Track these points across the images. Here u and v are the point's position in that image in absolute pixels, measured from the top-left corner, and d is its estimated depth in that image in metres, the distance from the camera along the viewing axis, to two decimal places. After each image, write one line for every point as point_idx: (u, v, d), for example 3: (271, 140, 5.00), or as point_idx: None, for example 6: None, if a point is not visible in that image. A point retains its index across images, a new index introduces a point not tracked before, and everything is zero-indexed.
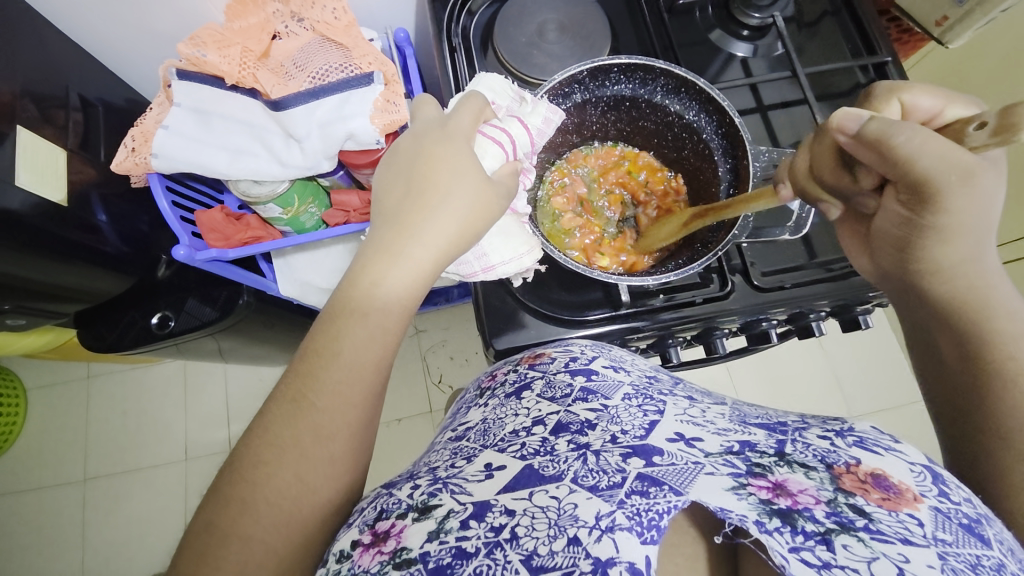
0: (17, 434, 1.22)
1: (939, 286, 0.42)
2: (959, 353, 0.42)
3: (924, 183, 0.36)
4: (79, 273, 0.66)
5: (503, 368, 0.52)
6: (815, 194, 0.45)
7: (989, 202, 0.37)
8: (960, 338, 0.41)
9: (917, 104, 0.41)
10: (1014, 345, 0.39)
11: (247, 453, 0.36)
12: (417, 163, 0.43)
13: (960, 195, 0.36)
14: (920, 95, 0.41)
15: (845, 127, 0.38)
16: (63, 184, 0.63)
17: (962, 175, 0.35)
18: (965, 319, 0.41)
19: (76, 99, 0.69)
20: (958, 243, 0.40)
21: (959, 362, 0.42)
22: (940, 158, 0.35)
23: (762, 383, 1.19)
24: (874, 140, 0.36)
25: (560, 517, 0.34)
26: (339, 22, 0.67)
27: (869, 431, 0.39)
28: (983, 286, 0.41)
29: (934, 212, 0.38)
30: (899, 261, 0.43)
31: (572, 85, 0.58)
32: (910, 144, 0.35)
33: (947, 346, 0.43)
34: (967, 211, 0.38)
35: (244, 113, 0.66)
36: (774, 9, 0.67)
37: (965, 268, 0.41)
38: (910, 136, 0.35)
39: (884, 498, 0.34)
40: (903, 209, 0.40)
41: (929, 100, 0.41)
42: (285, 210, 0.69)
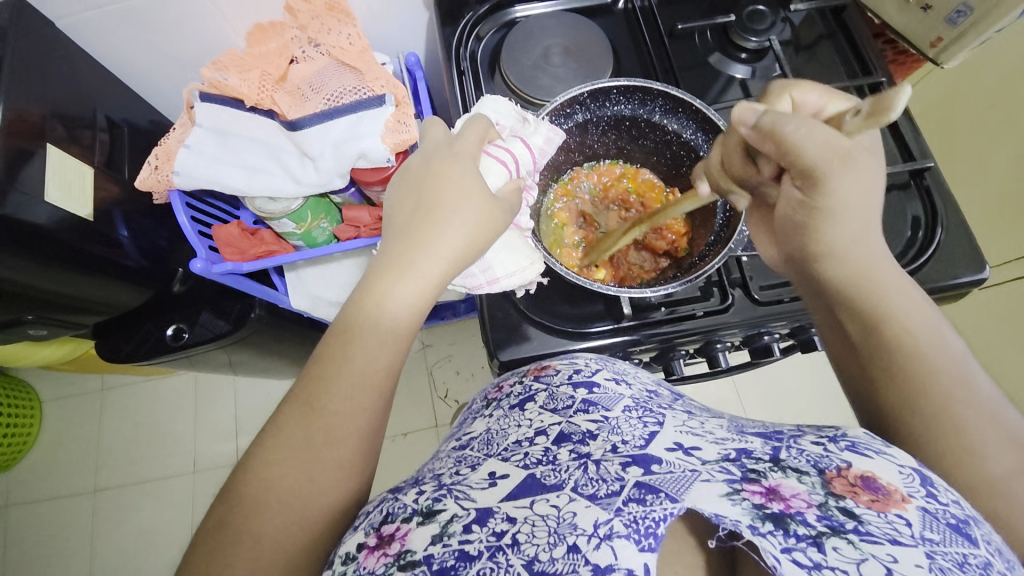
0: (30, 444, 1.24)
1: (831, 268, 0.44)
2: (859, 328, 0.43)
3: (813, 169, 0.42)
4: (99, 285, 0.68)
5: (508, 380, 0.53)
6: (725, 187, 0.52)
7: (865, 182, 0.43)
8: (858, 314, 0.43)
9: (806, 100, 0.45)
10: (907, 320, 0.41)
11: (261, 456, 0.37)
12: (426, 181, 0.45)
13: (841, 173, 0.42)
14: (807, 91, 0.45)
15: (745, 120, 0.44)
16: (89, 201, 0.66)
17: (839, 158, 0.42)
18: (859, 294, 0.43)
19: (103, 120, 0.73)
20: (847, 223, 0.44)
21: (859, 336, 0.43)
22: (824, 145, 0.41)
23: (769, 399, 1.18)
24: (768, 130, 0.42)
25: (560, 524, 0.35)
26: (354, 47, 0.70)
27: (860, 436, 0.39)
28: (875, 266, 0.44)
29: (823, 192, 0.43)
30: (801, 245, 0.46)
31: (573, 106, 0.60)
32: (798, 134, 0.41)
33: (849, 328, 0.43)
34: (847, 192, 0.43)
35: (261, 133, 0.69)
36: (770, 33, 0.70)
37: (854, 249, 0.44)
38: (797, 127, 0.41)
39: (873, 500, 0.34)
40: (797, 191, 0.45)
41: (815, 96, 0.45)
42: (298, 225, 0.72)
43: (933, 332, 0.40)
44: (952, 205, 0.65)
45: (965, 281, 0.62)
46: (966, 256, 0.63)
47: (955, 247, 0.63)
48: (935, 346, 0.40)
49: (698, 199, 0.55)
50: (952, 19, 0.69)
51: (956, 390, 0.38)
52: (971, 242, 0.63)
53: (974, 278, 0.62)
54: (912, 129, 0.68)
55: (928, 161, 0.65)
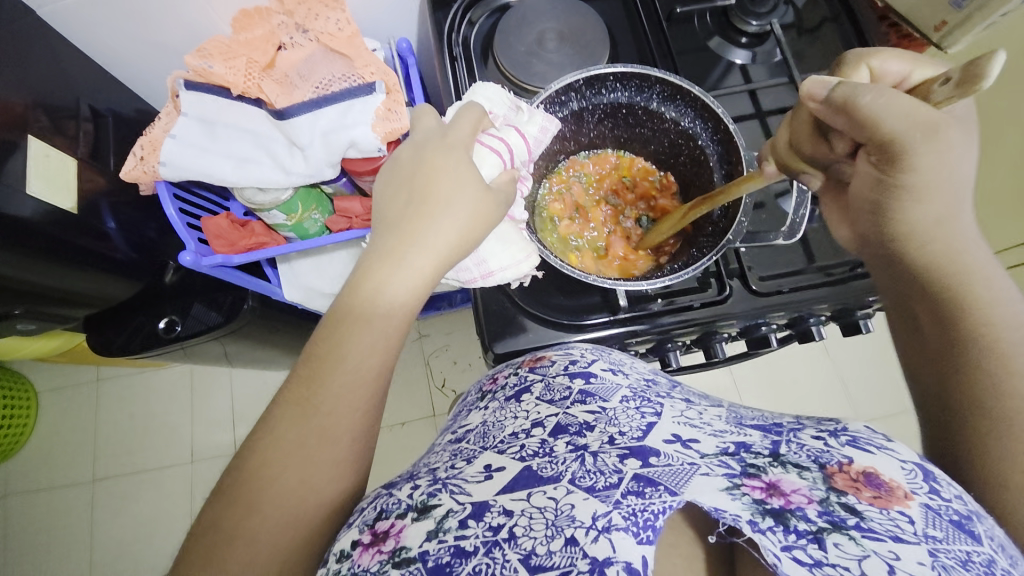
0: (27, 437, 1.23)
1: (913, 252, 0.42)
2: (933, 313, 0.41)
3: (892, 141, 0.37)
4: (88, 278, 0.67)
5: (503, 371, 0.52)
6: (794, 167, 0.48)
7: (954, 160, 0.39)
8: (936, 300, 0.41)
9: (886, 70, 0.42)
10: (993, 312, 0.39)
11: (253, 457, 0.36)
12: (418, 170, 0.44)
13: (927, 150, 0.37)
14: (888, 60, 0.42)
15: (815, 95, 0.40)
16: (73, 192, 0.64)
17: (928, 130, 0.37)
18: (939, 283, 0.41)
19: (87, 109, 0.71)
20: (933, 199, 0.40)
21: (934, 324, 0.41)
22: (906, 116, 0.37)
23: (766, 388, 1.18)
24: (841, 104, 0.38)
25: (558, 517, 0.34)
26: (342, 33, 0.68)
27: (863, 430, 0.38)
28: (959, 250, 0.41)
29: (903, 169, 0.39)
30: (873, 223, 0.44)
31: (568, 93, 0.58)
32: (876, 105, 0.36)
33: (926, 313, 0.42)
34: (936, 167, 0.39)
35: (248, 121, 0.68)
36: (772, 16, 0.68)
37: (941, 229, 0.41)
38: (876, 97, 0.36)
39: (875, 497, 0.33)
40: (874, 169, 0.41)
41: (897, 64, 0.42)
42: (289, 216, 0.70)
43: (1017, 327, 0.39)
44: None
45: None
46: None
47: None
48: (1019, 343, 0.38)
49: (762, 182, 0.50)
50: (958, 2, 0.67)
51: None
52: None
53: None
54: None
55: None
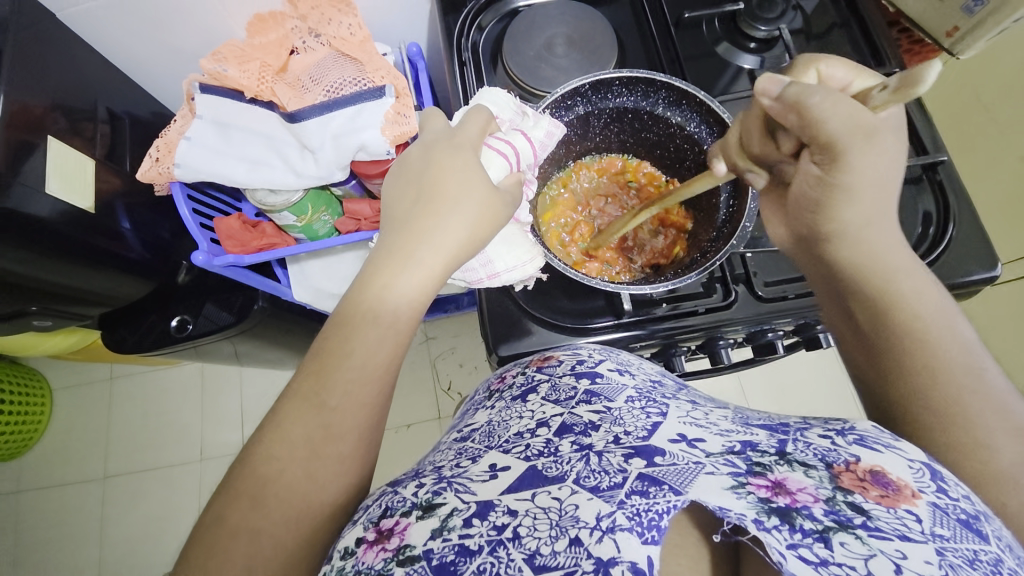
0: (42, 431, 1.26)
1: (842, 250, 0.43)
2: (865, 308, 0.42)
3: (833, 143, 0.39)
4: (102, 277, 0.69)
5: (511, 370, 0.53)
6: (742, 166, 0.50)
7: (887, 161, 0.41)
8: (864, 297, 0.42)
9: (832, 75, 0.43)
10: (919, 307, 0.40)
11: (259, 453, 0.37)
12: (426, 173, 0.45)
13: (864, 151, 0.39)
14: (835, 66, 0.43)
15: (768, 92, 0.41)
16: (90, 191, 0.66)
17: (864, 133, 0.39)
18: (868, 280, 0.42)
19: (104, 112, 0.72)
20: (863, 201, 0.42)
21: (867, 319, 0.42)
22: (848, 119, 0.38)
23: (775, 394, 1.17)
24: (791, 103, 0.39)
25: (563, 517, 0.34)
26: (355, 37, 0.69)
27: (870, 430, 0.38)
28: (884, 249, 0.42)
29: (842, 170, 0.40)
30: (812, 223, 0.45)
31: (574, 98, 0.59)
32: (823, 106, 0.38)
33: (858, 312, 0.43)
34: (870, 169, 0.41)
35: (260, 124, 0.69)
36: (781, 22, 0.69)
37: (869, 230, 0.43)
38: (822, 97, 0.38)
39: (882, 496, 0.33)
40: (816, 167, 0.42)
41: (842, 72, 0.43)
42: (299, 217, 0.72)
43: (944, 321, 0.39)
44: (965, 200, 0.63)
45: (978, 278, 0.60)
46: (979, 254, 0.61)
47: (968, 243, 0.62)
48: (945, 336, 0.39)
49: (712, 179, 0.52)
50: (969, 7, 0.66)
51: (966, 381, 0.37)
52: (985, 238, 0.61)
53: (986, 275, 0.60)
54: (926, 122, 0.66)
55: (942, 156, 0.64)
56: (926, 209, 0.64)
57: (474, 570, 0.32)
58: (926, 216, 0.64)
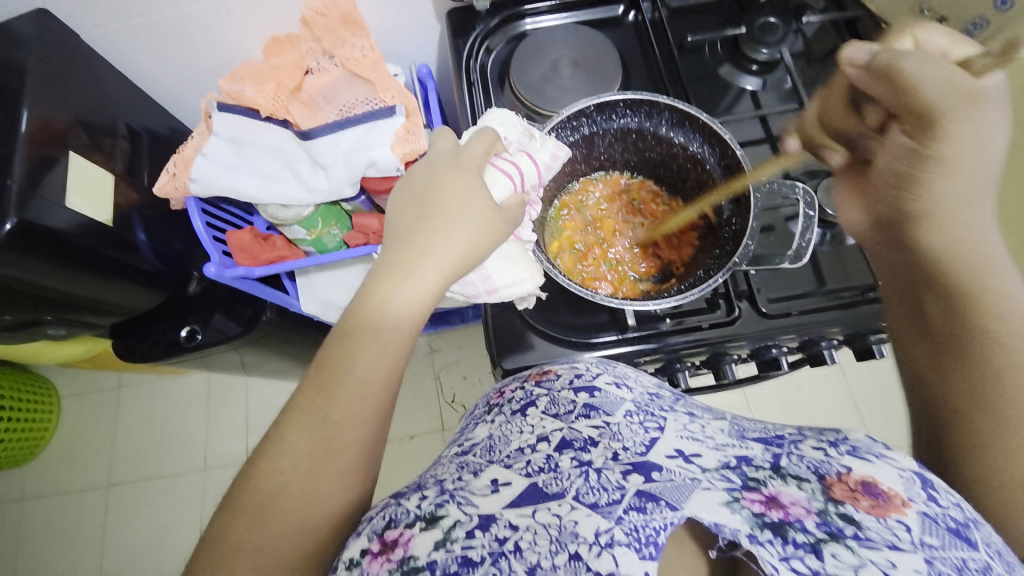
0: (48, 440, 1.27)
1: (930, 235, 0.42)
2: (944, 298, 0.40)
3: (930, 108, 0.39)
4: (115, 287, 0.70)
5: (510, 385, 0.53)
6: (818, 142, 0.52)
7: (989, 136, 0.39)
8: (942, 283, 0.41)
9: (931, 41, 0.43)
10: (1007, 302, 0.38)
11: (263, 466, 0.37)
12: (429, 189, 0.45)
13: (964, 117, 0.39)
14: (933, 32, 0.43)
15: (855, 59, 0.43)
16: (108, 206, 0.68)
17: (967, 98, 0.38)
18: (948, 266, 0.41)
19: (124, 128, 0.75)
20: (954, 180, 0.41)
21: (941, 310, 0.40)
22: (947, 83, 0.39)
23: (781, 411, 1.16)
24: (883, 68, 0.40)
25: (561, 533, 0.34)
26: (367, 58, 0.71)
27: (862, 440, 0.38)
28: (974, 241, 0.41)
29: (937, 138, 0.40)
30: (899, 201, 0.44)
31: (580, 119, 0.60)
32: (916, 69, 0.39)
33: (932, 300, 0.41)
34: (967, 143, 0.39)
35: (274, 141, 0.71)
36: (782, 45, 0.70)
37: (958, 216, 0.41)
38: (916, 62, 0.39)
39: (873, 506, 0.33)
40: (906, 138, 0.42)
41: (941, 38, 0.42)
42: (309, 231, 0.74)
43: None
44: None
45: None
46: None
47: None
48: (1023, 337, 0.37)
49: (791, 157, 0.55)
50: None
51: None
52: None
53: None
54: None
55: None
56: None
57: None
58: None
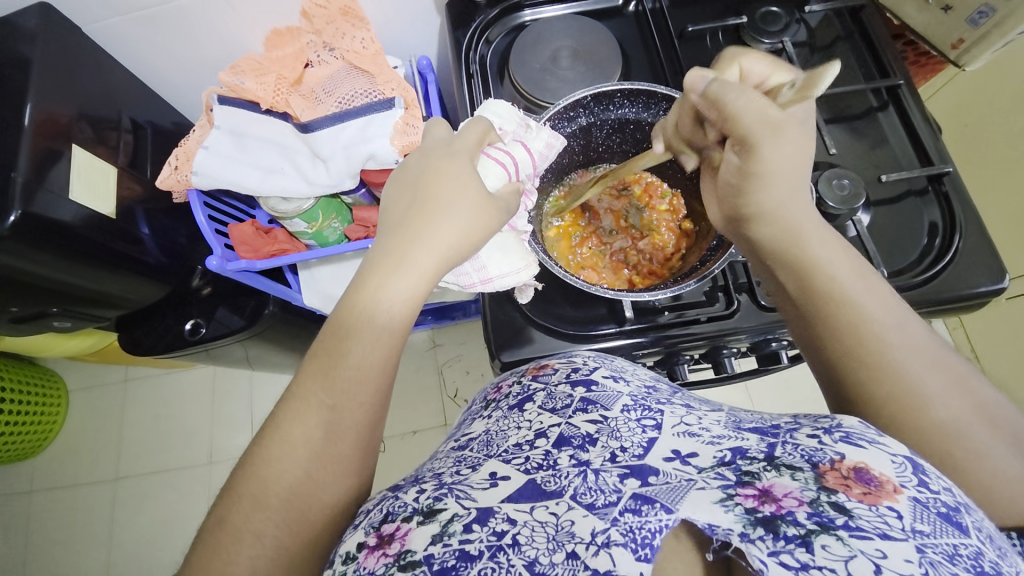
0: (56, 431, 1.29)
1: (764, 230, 0.46)
2: (795, 283, 0.44)
3: (747, 136, 0.45)
4: (121, 280, 0.71)
5: (506, 380, 0.53)
6: (679, 150, 0.55)
7: (796, 151, 0.45)
8: (789, 267, 0.44)
9: (752, 70, 0.50)
10: (834, 271, 0.43)
11: (261, 454, 0.38)
12: (422, 177, 0.46)
13: (772, 143, 0.44)
14: (754, 62, 0.50)
15: (695, 87, 0.48)
16: (112, 198, 0.68)
17: (771, 129, 0.44)
18: (789, 253, 0.44)
19: (128, 122, 0.76)
20: (776, 186, 0.46)
21: (796, 288, 0.44)
22: (758, 113, 0.44)
23: (783, 406, 1.16)
24: (712, 100, 0.47)
25: (558, 532, 0.35)
26: (367, 51, 0.71)
27: (856, 425, 0.37)
28: (799, 229, 0.45)
29: (756, 159, 0.45)
30: (735, 207, 0.48)
31: (576, 109, 0.60)
32: (736, 101, 0.45)
33: (787, 280, 0.45)
34: (782, 159, 0.45)
35: (275, 134, 0.72)
36: (784, 35, 0.70)
37: (782, 212, 0.46)
38: (736, 96, 0.45)
39: (865, 493, 0.32)
40: (735, 157, 0.47)
41: (761, 66, 0.50)
42: (309, 224, 0.74)
43: (854, 282, 0.42)
44: (972, 211, 0.63)
45: (984, 291, 0.60)
46: (985, 266, 0.61)
47: (975, 255, 0.61)
48: (862, 295, 0.41)
49: (653, 157, 0.58)
50: (974, 20, 0.67)
51: (887, 333, 0.40)
52: (992, 251, 0.61)
53: (992, 287, 0.60)
54: (931, 132, 0.66)
55: (946, 166, 0.64)
56: (932, 219, 0.64)
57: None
58: (933, 227, 0.64)
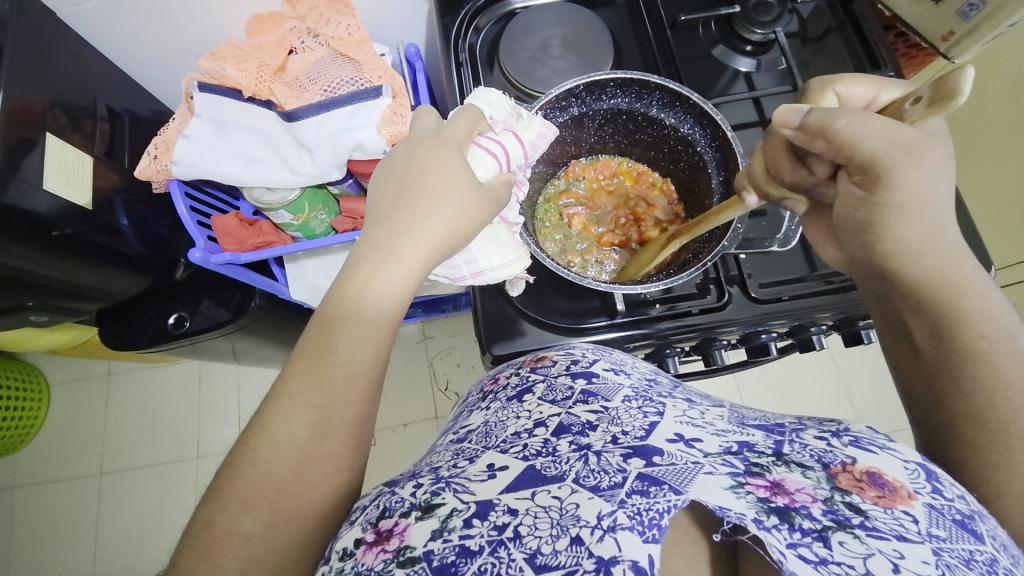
0: (37, 427, 1.26)
1: (904, 267, 0.41)
2: (926, 330, 0.40)
3: (873, 162, 0.39)
4: (100, 273, 0.70)
5: (505, 371, 0.52)
6: (773, 194, 0.49)
7: (937, 175, 0.39)
8: (928, 313, 0.40)
9: (853, 93, 0.44)
10: (983, 325, 0.38)
11: (248, 453, 0.37)
12: (411, 169, 0.44)
13: (908, 167, 0.39)
14: (853, 85, 0.44)
15: (788, 121, 0.43)
16: (88, 189, 0.66)
17: (905, 150, 0.38)
18: (929, 296, 0.40)
19: (103, 109, 0.73)
20: (917, 219, 0.40)
21: (927, 337, 0.40)
22: (883, 138, 0.39)
23: (771, 396, 1.17)
24: (817, 129, 0.40)
25: (563, 516, 0.34)
26: (353, 37, 0.70)
27: (864, 431, 0.38)
28: (946, 267, 0.40)
29: (887, 189, 0.40)
30: (864, 243, 0.43)
31: (568, 99, 0.59)
32: (851, 128, 0.39)
33: (920, 327, 0.41)
34: (919, 185, 0.39)
35: (259, 122, 0.70)
36: (776, 25, 0.69)
37: (929, 245, 0.41)
38: (851, 121, 0.39)
39: (880, 497, 0.33)
40: (858, 189, 0.42)
41: (862, 89, 0.44)
42: (296, 216, 0.72)
43: (1006, 337, 0.38)
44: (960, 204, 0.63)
45: None
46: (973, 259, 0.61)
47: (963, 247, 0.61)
48: (1011, 356, 0.37)
49: (742, 209, 0.51)
50: (965, 12, 0.66)
51: None
52: (979, 244, 0.61)
53: None
54: None
55: None
56: None
57: (475, 571, 0.32)
58: None
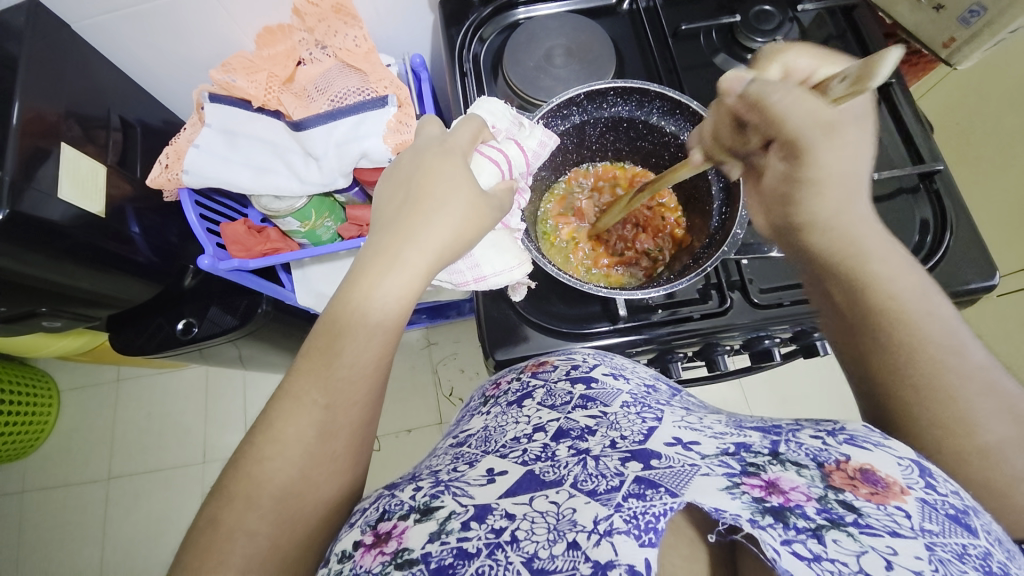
0: (48, 432, 1.28)
1: (816, 238, 0.43)
2: (841, 298, 0.41)
3: (795, 138, 0.42)
4: (112, 280, 0.71)
5: (506, 376, 0.53)
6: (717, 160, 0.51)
7: (851, 151, 0.43)
8: (839, 281, 0.41)
9: (797, 65, 0.46)
10: (893, 289, 0.39)
11: (252, 453, 0.37)
12: (415, 176, 0.45)
13: (825, 145, 0.42)
14: (799, 56, 0.46)
15: (733, 89, 0.46)
16: (102, 197, 0.68)
17: (822, 128, 0.42)
18: (838, 265, 0.41)
19: (117, 120, 0.75)
20: (828, 191, 0.43)
21: (844, 303, 0.41)
22: (807, 116, 0.42)
23: (777, 403, 1.16)
24: (753, 103, 0.44)
25: (560, 521, 0.34)
26: (360, 49, 0.71)
27: (859, 428, 0.38)
28: (857, 236, 0.42)
29: (806, 163, 0.43)
30: (785, 216, 0.46)
31: (570, 107, 0.60)
32: (782, 104, 0.42)
33: (837, 295, 0.42)
34: (831, 159, 0.42)
35: (267, 132, 0.71)
36: (777, 33, 0.70)
37: (840, 218, 0.42)
38: (782, 98, 0.42)
39: (872, 493, 0.33)
40: (782, 163, 0.45)
41: (806, 61, 0.46)
42: (302, 223, 0.74)
43: (919, 300, 0.39)
44: (962, 210, 0.63)
45: (976, 287, 0.60)
46: (977, 263, 0.61)
47: (966, 251, 0.61)
48: (923, 315, 0.38)
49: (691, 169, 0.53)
50: (966, 19, 0.67)
51: (944, 357, 0.36)
52: (983, 248, 0.61)
53: (984, 284, 0.60)
54: (923, 131, 0.67)
55: (938, 164, 0.64)
56: (924, 216, 0.64)
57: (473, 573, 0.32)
58: (924, 224, 0.64)
